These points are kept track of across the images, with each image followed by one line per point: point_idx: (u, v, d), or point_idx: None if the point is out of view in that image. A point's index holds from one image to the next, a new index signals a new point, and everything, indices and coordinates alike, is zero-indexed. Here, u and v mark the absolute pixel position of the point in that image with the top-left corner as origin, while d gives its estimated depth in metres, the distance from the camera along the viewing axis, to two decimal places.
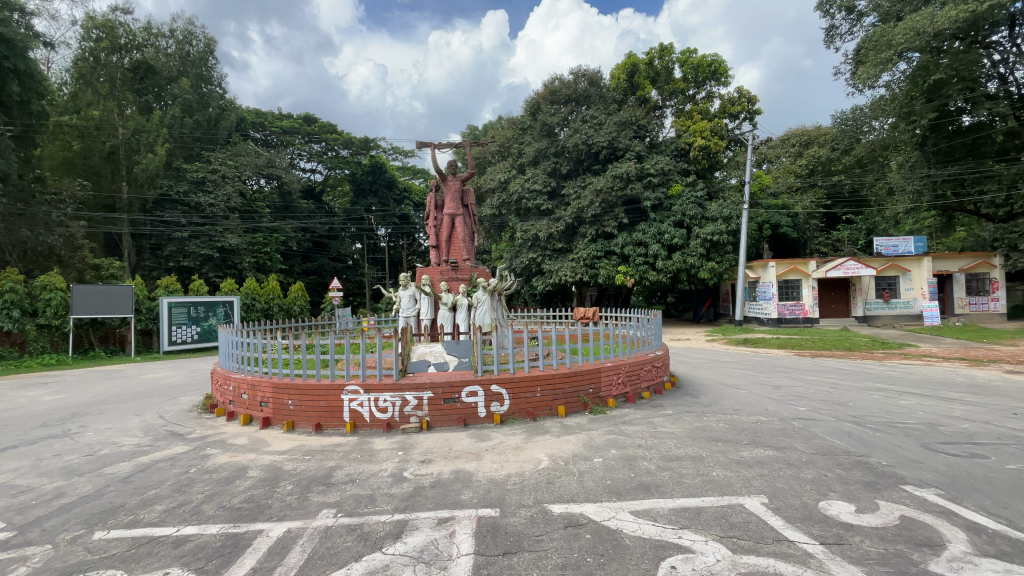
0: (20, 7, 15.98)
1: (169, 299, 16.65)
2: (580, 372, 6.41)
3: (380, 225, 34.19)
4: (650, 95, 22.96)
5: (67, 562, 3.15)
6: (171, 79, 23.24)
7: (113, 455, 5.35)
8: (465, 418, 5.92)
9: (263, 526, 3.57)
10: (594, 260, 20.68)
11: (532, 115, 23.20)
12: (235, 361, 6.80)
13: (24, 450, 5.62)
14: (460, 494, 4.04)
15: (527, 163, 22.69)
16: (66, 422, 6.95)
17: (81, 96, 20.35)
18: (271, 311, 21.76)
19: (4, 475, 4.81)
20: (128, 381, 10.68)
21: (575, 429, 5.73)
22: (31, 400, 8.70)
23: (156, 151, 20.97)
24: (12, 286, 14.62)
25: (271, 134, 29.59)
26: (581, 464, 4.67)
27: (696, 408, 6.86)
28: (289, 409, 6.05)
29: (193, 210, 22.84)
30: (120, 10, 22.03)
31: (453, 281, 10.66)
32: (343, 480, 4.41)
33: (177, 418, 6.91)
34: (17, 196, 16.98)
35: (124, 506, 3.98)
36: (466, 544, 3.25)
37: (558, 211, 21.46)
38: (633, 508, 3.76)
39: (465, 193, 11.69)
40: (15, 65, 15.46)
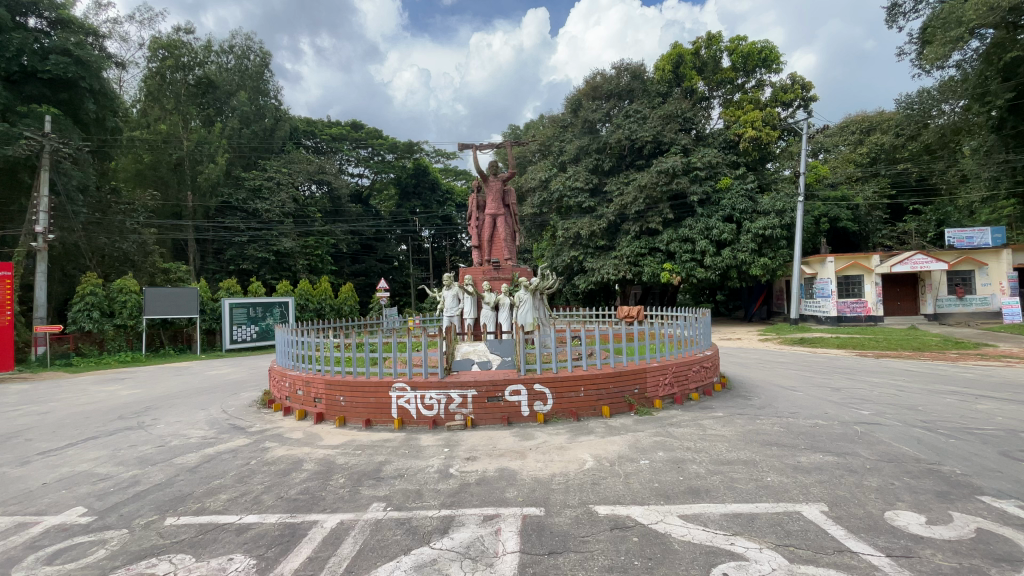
0: (94, 30, 17.36)
1: (230, 299, 17.72)
2: (625, 372, 6.29)
3: (424, 226, 34.83)
4: (696, 86, 22.28)
5: (142, 545, 3.40)
6: (230, 93, 24.57)
7: (182, 446, 5.73)
8: (509, 417, 5.94)
9: (317, 517, 3.72)
10: (637, 258, 20.22)
11: (573, 112, 22.97)
12: (290, 359, 7.12)
13: (105, 441, 6.13)
14: (505, 492, 4.06)
15: (568, 161, 22.56)
16: (140, 415, 7.50)
17: (150, 112, 21.91)
18: (323, 311, 22.64)
19: (88, 463, 5.25)
20: (194, 378, 11.40)
21: (620, 430, 5.63)
22: (111, 395, 9.47)
23: (217, 160, 22.68)
24: (92, 289, 15.99)
25: (322, 142, 30.86)
26: (627, 465, 4.59)
27: (748, 411, 6.59)
28: (340, 405, 6.29)
29: (251, 216, 24.13)
30: (183, 30, 23.61)
31: (496, 281, 10.79)
32: (392, 474, 4.54)
33: (239, 413, 7.32)
34: (96, 207, 18.75)
35: (192, 495, 4.26)
36: (512, 542, 3.27)
37: (600, 208, 21.17)
38: (683, 512, 3.65)
39: (506, 193, 11.72)
40: (90, 84, 16.76)
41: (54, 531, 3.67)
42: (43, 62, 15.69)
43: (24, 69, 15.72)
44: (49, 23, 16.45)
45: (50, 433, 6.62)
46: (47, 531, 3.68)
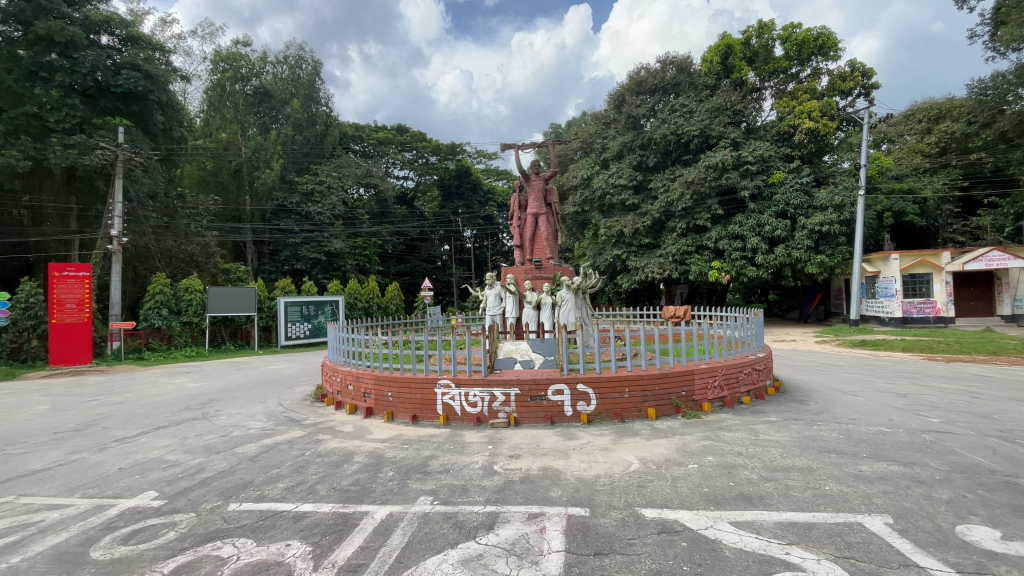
0: (161, 46, 18.60)
1: (285, 299, 18.60)
2: (672, 374, 6.13)
3: (466, 226, 35.30)
4: (747, 76, 21.43)
5: (208, 529, 3.62)
6: (285, 101, 25.70)
7: (243, 436, 6.07)
8: (552, 416, 5.93)
9: (368, 508, 3.85)
10: (684, 256, 19.63)
11: (616, 108, 22.58)
12: (341, 355, 7.40)
13: (174, 430, 6.58)
14: (549, 490, 4.06)
15: (611, 158, 22.23)
16: (204, 407, 7.99)
17: (213, 121, 23.27)
18: (371, 310, 23.40)
19: (159, 451, 5.65)
20: (252, 372, 12.03)
21: (667, 433, 5.50)
22: (178, 387, 10.14)
23: (272, 166, 23.89)
24: (162, 288, 17.18)
25: (369, 146, 31.84)
26: (674, 469, 4.47)
27: (804, 416, 6.28)
28: (388, 400, 6.47)
29: (304, 219, 25.26)
30: (241, 43, 24.97)
31: (538, 280, 10.79)
32: (438, 469, 4.63)
33: (294, 406, 7.67)
34: (165, 212, 20.07)
35: (253, 482, 4.51)
36: (557, 541, 3.26)
37: (644, 205, 20.74)
38: (734, 519, 3.53)
39: (548, 192, 11.67)
40: (158, 97, 18.02)
41: (130, 513, 3.97)
42: (117, 77, 16.96)
43: (100, 84, 17.02)
44: (120, 40, 17.77)
45: (126, 422, 7.17)
46: (123, 513, 3.98)
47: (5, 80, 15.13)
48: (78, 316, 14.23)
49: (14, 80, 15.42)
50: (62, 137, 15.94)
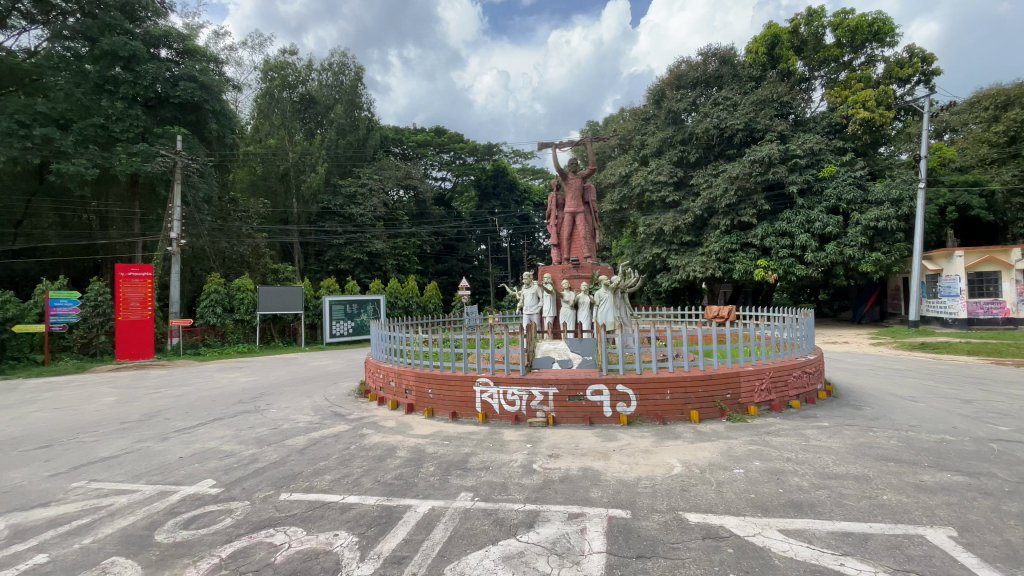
0: (215, 57, 19.63)
1: (329, 298, 19.24)
2: (716, 376, 5.95)
3: (503, 225, 35.44)
4: (795, 66, 20.52)
5: (261, 517, 3.80)
6: (329, 107, 26.53)
7: (293, 429, 6.33)
8: (591, 417, 5.87)
9: (411, 502, 3.93)
10: (727, 254, 19.02)
11: (656, 103, 22.12)
12: (384, 352, 7.60)
13: (229, 422, 6.94)
14: (589, 491, 4.03)
15: (651, 154, 21.79)
16: (255, 400, 8.39)
17: (262, 128, 24.31)
18: (410, 309, 23.89)
19: (216, 441, 5.96)
20: (299, 368, 12.52)
21: (710, 436, 5.35)
22: (231, 382, 10.68)
23: (318, 169, 24.76)
24: (216, 288, 18.07)
25: (408, 148, 32.52)
26: (719, 474, 4.34)
27: (858, 422, 5.96)
28: (428, 397, 6.60)
29: (347, 220, 26.07)
30: (288, 52, 25.99)
31: (575, 279, 10.72)
32: (478, 466, 4.67)
33: (339, 401, 7.92)
34: (219, 215, 21.50)
35: (302, 474, 4.69)
36: (598, 542, 3.23)
37: (685, 202, 20.22)
38: (784, 527, 3.39)
39: (586, 190, 11.56)
40: (213, 106, 19.04)
41: (191, 500, 4.21)
42: (175, 88, 17.99)
43: (160, 96, 18.09)
44: (178, 53, 18.89)
45: (185, 413, 7.61)
46: (185, 499, 4.23)
47: (75, 94, 16.27)
48: (142, 313, 15.18)
49: (83, 93, 16.54)
50: (126, 146, 17.04)
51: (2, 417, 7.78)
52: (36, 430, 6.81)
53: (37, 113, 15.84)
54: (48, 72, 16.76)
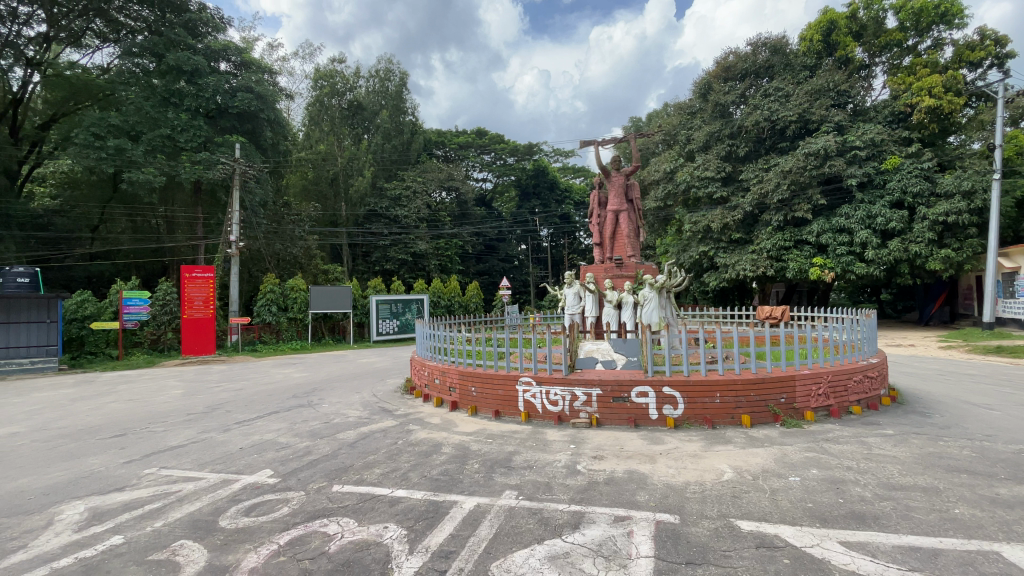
0: (269, 68, 20.71)
1: (376, 297, 19.89)
2: (769, 379, 5.70)
3: (543, 225, 35.32)
4: (853, 53, 19.38)
5: (316, 506, 3.97)
6: (375, 112, 27.27)
7: (343, 423, 6.57)
8: (636, 419, 5.77)
9: (457, 498, 3.99)
10: (780, 252, 18.21)
11: (703, 97, 21.48)
12: (428, 350, 7.76)
13: (284, 415, 7.28)
14: (635, 495, 3.95)
15: (697, 149, 21.13)
16: (308, 395, 8.75)
17: (313, 135, 25.31)
18: (453, 308, 24.30)
19: (272, 434, 6.26)
20: (348, 365, 12.98)
21: (763, 442, 5.14)
22: (285, 377, 11.20)
23: (365, 173, 25.56)
24: (272, 288, 18.95)
25: (450, 150, 33.10)
26: (773, 481, 4.17)
27: (927, 430, 5.57)
28: (472, 395, 6.69)
29: (393, 222, 26.82)
30: (337, 61, 26.92)
31: (619, 279, 10.55)
32: (522, 465, 4.69)
33: (386, 397, 8.16)
34: (273, 219, 22.40)
35: (353, 467, 4.86)
36: (646, 546, 3.17)
37: (734, 198, 19.51)
38: (844, 538, 3.22)
39: (630, 188, 11.34)
40: (267, 114, 20.03)
41: (250, 488, 4.45)
42: (234, 99, 19.05)
43: (220, 106, 19.19)
44: (236, 65, 20.03)
45: (244, 406, 8.03)
46: (246, 487, 4.47)
47: (145, 107, 17.48)
48: (204, 312, 16.13)
49: (151, 106, 17.76)
50: (190, 155, 18.15)
51: (84, 407, 8.48)
52: (114, 420, 7.38)
53: (110, 126, 17.10)
54: (119, 87, 17.96)
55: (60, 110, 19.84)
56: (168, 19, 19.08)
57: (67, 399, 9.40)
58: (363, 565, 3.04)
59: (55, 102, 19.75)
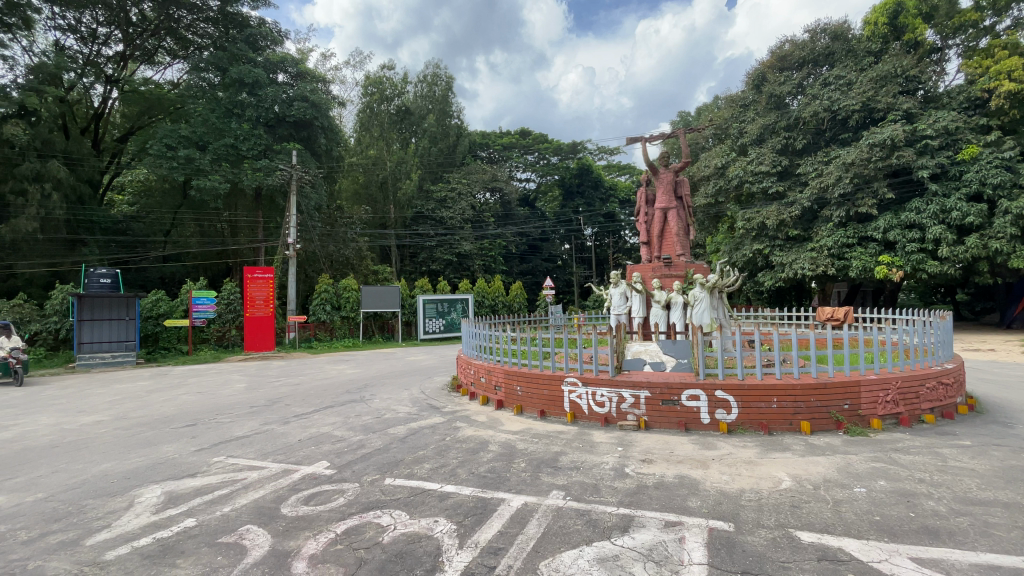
0: (323, 78, 21.65)
1: (423, 296, 20.41)
2: (832, 384, 5.40)
3: (588, 224, 34.92)
4: (924, 36, 18.01)
5: (370, 498, 4.12)
6: (422, 117, 27.90)
7: (393, 419, 6.77)
8: (686, 423, 5.61)
9: (505, 496, 4.03)
10: (842, 250, 17.22)
11: (756, 88, 20.58)
12: (475, 349, 7.89)
13: (339, 409, 7.60)
14: (686, 500, 3.86)
15: (750, 143, 20.26)
16: (360, 391, 9.08)
17: (363, 140, 26.17)
18: (497, 308, 24.55)
19: (328, 427, 6.54)
20: (398, 362, 13.36)
21: (824, 450, 4.88)
22: (339, 373, 11.67)
23: (412, 176, 26.24)
24: (326, 288, 19.75)
25: (494, 151, 33.47)
26: (836, 491, 3.95)
27: (1011, 442, 5.11)
28: (518, 394, 6.74)
29: (438, 223, 27.44)
30: (385, 68, 27.68)
31: (668, 278, 10.31)
32: (569, 465, 4.68)
33: (434, 394, 8.35)
34: (327, 221, 23.27)
35: (403, 461, 5.00)
36: (699, 553, 3.09)
37: (791, 193, 18.61)
38: (916, 555, 3.01)
39: (679, 184, 11.02)
40: (321, 122, 20.92)
41: (308, 478, 4.67)
42: (290, 108, 20.07)
43: (277, 116, 20.23)
44: (292, 76, 21.05)
45: (302, 400, 8.44)
46: (304, 478, 4.70)
47: (211, 119, 18.68)
48: (264, 310, 17.05)
49: (216, 117, 18.94)
50: (252, 162, 19.23)
51: (160, 398, 9.16)
52: (186, 410, 7.93)
53: (181, 137, 18.40)
54: (189, 100, 19.41)
55: (135, 124, 21.58)
56: (232, 35, 20.44)
57: (144, 391, 10.18)
58: (415, 556, 3.13)
59: (131, 116, 21.44)
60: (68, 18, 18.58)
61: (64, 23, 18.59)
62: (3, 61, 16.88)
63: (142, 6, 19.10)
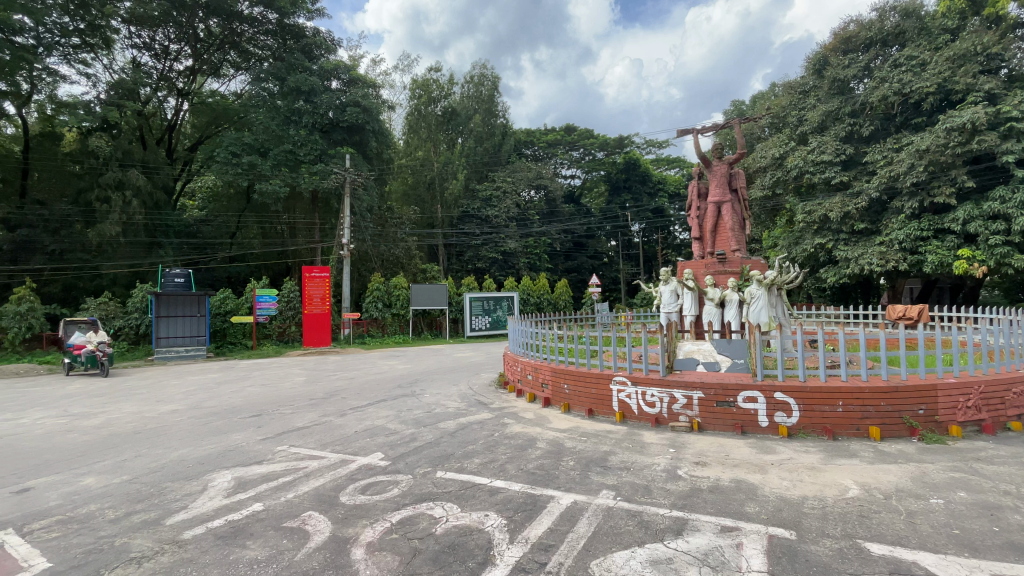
0: (373, 83, 22.35)
1: (469, 294, 20.76)
2: (905, 388, 5.04)
3: (635, 220, 34.20)
4: (1009, 8, 16.40)
5: (422, 490, 4.24)
6: (469, 117, 28.20)
7: (443, 413, 6.93)
8: (742, 425, 5.40)
9: (554, 493, 4.04)
10: (915, 244, 16.00)
11: (817, 73, 19.41)
12: (521, 346, 7.94)
13: (391, 403, 7.86)
14: (744, 505, 3.72)
15: (810, 131, 19.16)
16: (411, 385, 9.35)
17: (412, 142, 26.84)
18: (542, 306, 24.55)
19: (381, 420, 6.79)
20: (446, 358, 13.67)
21: (896, 458, 4.56)
22: (391, 368, 12.07)
23: (458, 176, 26.69)
24: (378, 286, 20.43)
25: (539, 149, 33.51)
26: (909, 502, 3.69)
27: None
28: (565, 392, 6.72)
29: (484, 222, 27.80)
30: (432, 70, 28.19)
31: (721, 275, 9.97)
32: (619, 465, 4.62)
33: (482, 390, 8.48)
34: (379, 222, 24.09)
35: (454, 455, 5.11)
36: (758, 560, 2.98)
37: (856, 184, 17.48)
38: (1003, 573, 2.76)
39: (733, 176, 10.59)
40: (372, 126, 21.60)
41: (365, 468, 4.87)
42: (344, 114, 20.91)
43: (332, 121, 21.12)
44: (345, 82, 21.91)
45: (357, 394, 8.78)
46: (361, 468, 4.90)
47: (271, 126, 19.67)
48: (321, 307, 17.79)
49: (276, 124, 19.92)
50: (309, 167, 20.16)
51: (228, 390, 9.80)
52: (251, 402, 8.44)
53: (244, 145, 19.54)
54: (251, 109, 20.39)
55: (204, 133, 23.12)
56: (289, 46, 21.55)
57: (214, 383, 10.92)
58: (467, 549, 3.20)
59: (200, 126, 23.00)
60: (143, 37, 20.14)
61: (140, 42, 20.17)
62: (87, 79, 18.51)
63: (209, 22, 20.44)
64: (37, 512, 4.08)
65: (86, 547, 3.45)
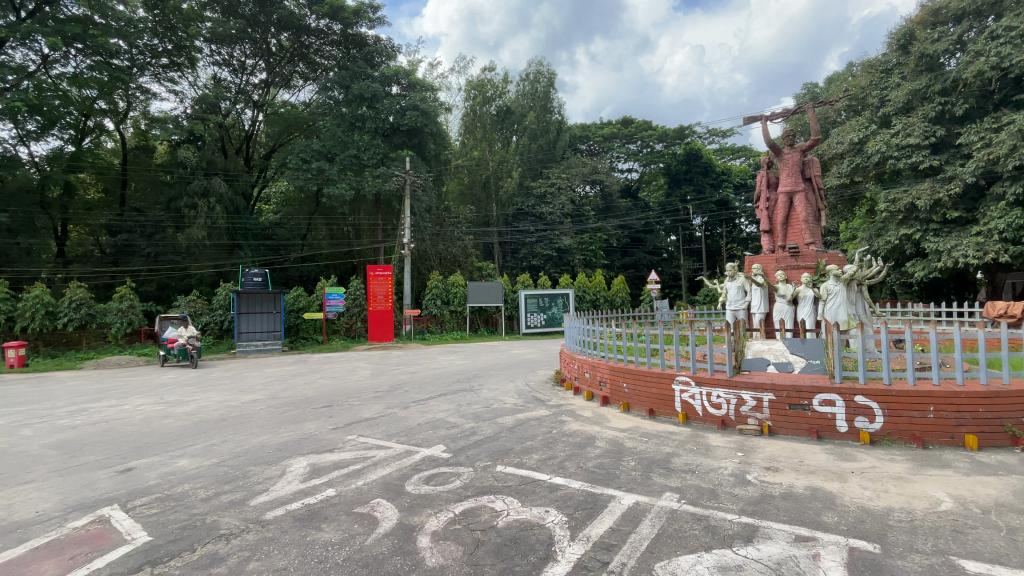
0: (431, 86, 22.92)
1: (524, 291, 20.84)
2: (1007, 393, 4.54)
3: (697, 214, 32.88)
4: None
5: (483, 483, 4.33)
6: (523, 115, 28.21)
7: (501, 409, 7.04)
8: (818, 430, 5.08)
9: (615, 493, 4.00)
10: (1018, 233, 14.34)
11: (903, 49, 17.76)
12: (579, 344, 7.89)
13: (450, 397, 8.08)
14: (821, 514, 3.51)
15: (895, 113, 17.59)
16: (469, 381, 9.55)
17: (468, 143, 27.33)
18: (598, 303, 24.25)
19: (441, 413, 7.00)
20: (503, 355, 13.83)
21: (999, 470, 4.11)
22: (450, 363, 12.38)
23: (513, 175, 26.89)
24: (436, 284, 21.00)
25: (594, 144, 33.01)
26: (1016, 518, 3.32)
27: None
28: (624, 391, 6.62)
29: (539, 219, 27.89)
30: (488, 70, 28.44)
31: (795, 270, 9.38)
32: (683, 468, 4.49)
33: (539, 387, 8.51)
34: (437, 221, 24.78)
35: (513, 450, 5.18)
36: (837, 573, 2.81)
37: (949, 168, 15.88)
38: None
39: (807, 164, 9.91)
40: (431, 128, 22.14)
41: (428, 460, 5.04)
42: (403, 118, 21.64)
43: (392, 125, 21.94)
44: (404, 87, 22.62)
45: (419, 387, 9.10)
46: (424, 459, 5.08)
47: (337, 132, 20.79)
48: (384, 304, 18.52)
49: (342, 131, 21.01)
50: (372, 170, 21.01)
51: (301, 381, 10.46)
52: (321, 393, 8.97)
53: (314, 151, 20.68)
54: (320, 117, 21.62)
55: (277, 142, 24.65)
56: (353, 54, 22.61)
57: (288, 375, 11.69)
58: (528, 543, 3.24)
59: (273, 135, 24.51)
60: (222, 54, 21.70)
61: (220, 58, 21.75)
62: (176, 96, 20.36)
63: (280, 37, 21.88)
64: (140, 490, 4.57)
65: (181, 523, 3.81)
